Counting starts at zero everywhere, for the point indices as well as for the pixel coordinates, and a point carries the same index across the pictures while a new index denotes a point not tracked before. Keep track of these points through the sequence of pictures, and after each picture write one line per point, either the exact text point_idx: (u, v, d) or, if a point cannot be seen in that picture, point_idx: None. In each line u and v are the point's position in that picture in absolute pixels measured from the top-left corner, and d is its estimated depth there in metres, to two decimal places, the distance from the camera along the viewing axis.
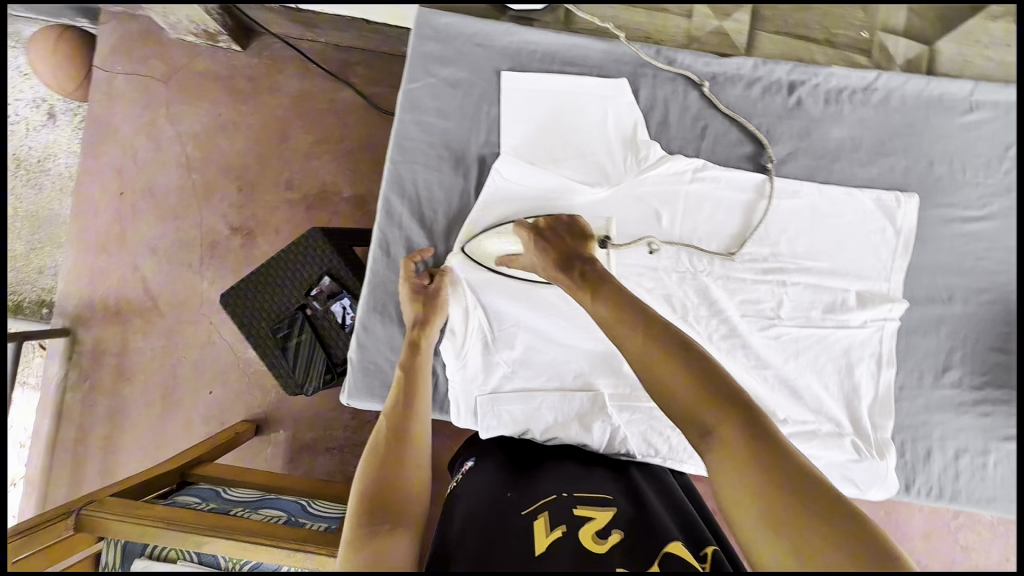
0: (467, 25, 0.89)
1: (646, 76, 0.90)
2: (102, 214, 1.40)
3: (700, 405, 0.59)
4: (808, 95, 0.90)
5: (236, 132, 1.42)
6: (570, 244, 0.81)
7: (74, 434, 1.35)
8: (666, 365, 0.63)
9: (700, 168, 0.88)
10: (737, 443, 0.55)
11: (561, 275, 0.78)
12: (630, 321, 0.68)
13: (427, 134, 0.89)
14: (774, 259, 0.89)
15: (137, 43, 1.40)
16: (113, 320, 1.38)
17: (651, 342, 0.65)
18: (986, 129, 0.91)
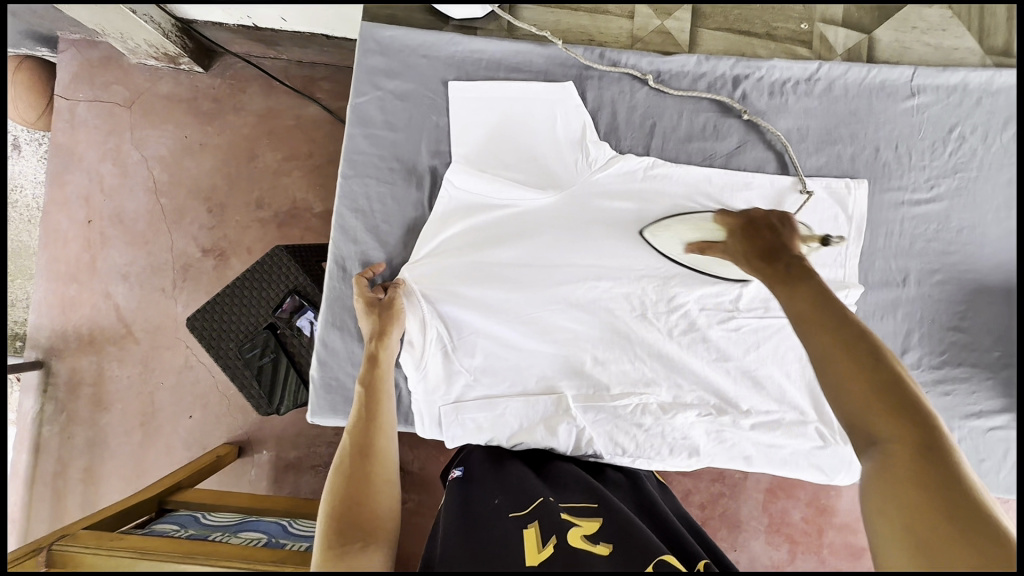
0: (412, 37, 0.90)
1: (591, 78, 0.90)
2: (71, 243, 1.38)
3: (879, 413, 0.50)
4: (753, 89, 0.91)
5: (202, 153, 1.42)
6: (770, 239, 0.73)
7: (53, 467, 1.33)
8: (847, 359, 0.53)
9: (651, 166, 0.89)
10: (907, 461, 0.48)
11: (762, 268, 0.68)
12: (821, 313, 0.57)
13: (378, 148, 0.89)
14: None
15: (97, 70, 1.40)
16: (89, 349, 1.36)
17: (832, 336, 0.55)
18: (927, 113, 0.93)
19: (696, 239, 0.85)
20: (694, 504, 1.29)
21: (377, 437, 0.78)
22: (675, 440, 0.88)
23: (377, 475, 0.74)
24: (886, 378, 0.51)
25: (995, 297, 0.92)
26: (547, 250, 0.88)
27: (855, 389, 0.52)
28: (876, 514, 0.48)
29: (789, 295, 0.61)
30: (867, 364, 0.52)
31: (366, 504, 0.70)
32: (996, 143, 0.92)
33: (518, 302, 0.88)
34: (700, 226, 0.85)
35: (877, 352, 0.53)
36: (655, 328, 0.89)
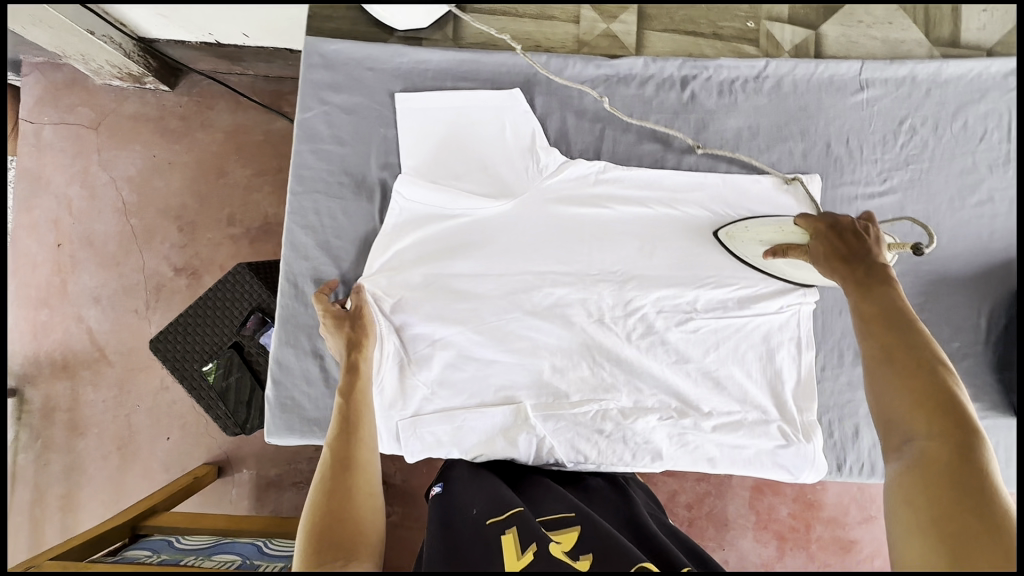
0: (357, 50, 0.89)
1: (539, 85, 0.90)
2: (40, 267, 1.37)
3: (914, 408, 0.58)
4: (701, 89, 0.91)
5: (171, 172, 1.41)
6: (854, 245, 0.71)
7: (30, 496, 1.31)
8: (900, 359, 0.62)
9: (602, 170, 0.89)
10: (940, 460, 0.54)
11: (838, 269, 0.70)
12: (885, 320, 0.64)
13: (326, 162, 0.88)
14: (687, 253, 0.89)
15: (62, 92, 1.38)
16: (62, 375, 1.34)
17: (891, 339, 0.63)
18: (877, 107, 0.93)
19: (778, 244, 0.81)
20: (680, 505, 1.27)
21: (358, 450, 0.76)
22: (636, 446, 0.87)
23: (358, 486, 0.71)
24: (933, 380, 0.59)
25: (952, 288, 0.92)
26: (501, 259, 0.87)
27: (905, 388, 0.60)
28: (897, 499, 0.54)
29: (858, 297, 0.68)
30: (910, 366, 0.61)
31: (349, 519, 0.67)
32: (945, 134, 0.93)
33: (474, 312, 0.87)
34: (784, 231, 0.81)
35: (925, 360, 0.61)
36: (613, 333, 0.88)
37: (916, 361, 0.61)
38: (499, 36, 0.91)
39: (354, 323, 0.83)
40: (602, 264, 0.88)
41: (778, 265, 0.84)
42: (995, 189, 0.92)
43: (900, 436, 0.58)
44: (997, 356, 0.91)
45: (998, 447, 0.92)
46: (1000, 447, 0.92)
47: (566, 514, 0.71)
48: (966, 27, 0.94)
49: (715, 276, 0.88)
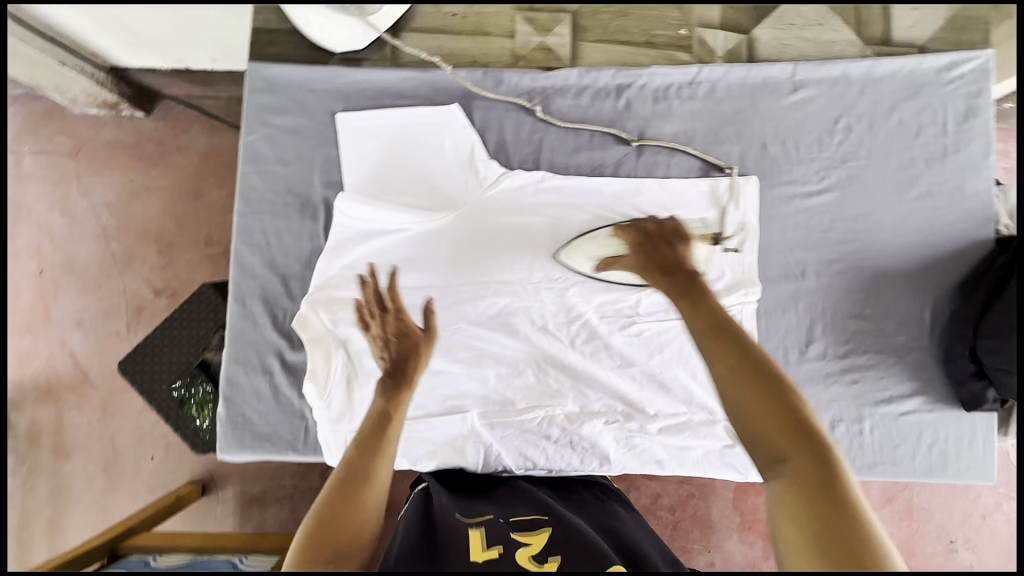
0: (298, 73, 0.92)
1: (477, 99, 0.92)
2: (24, 294, 1.39)
3: (768, 429, 0.55)
4: (636, 97, 0.93)
5: (149, 196, 1.43)
6: (667, 252, 0.76)
7: (18, 520, 1.32)
8: (744, 378, 0.57)
9: (541, 180, 0.90)
10: (803, 476, 0.52)
11: (661, 282, 0.72)
12: (720, 335, 0.61)
13: (271, 183, 0.91)
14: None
15: (41, 122, 1.42)
16: (46, 399, 1.36)
17: (731, 356, 0.59)
18: (811, 107, 0.94)
19: (605, 255, 0.85)
20: (664, 508, 1.25)
21: (378, 462, 0.67)
22: (584, 450, 0.89)
23: (366, 490, 0.64)
24: (775, 393, 0.56)
25: (894, 282, 0.93)
26: (445, 270, 0.89)
27: (757, 410, 0.56)
28: (779, 521, 0.52)
29: (689, 313, 0.65)
30: (753, 384, 0.57)
31: (347, 521, 0.61)
32: (881, 131, 0.94)
33: (419, 324, 0.88)
34: (604, 243, 0.85)
35: (764, 373, 0.57)
36: (557, 340, 0.89)
37: (759, 375, 0.57)
38: (435, 54, 0.93)
39: (417, 340, 0.83)
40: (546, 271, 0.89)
41: (612, 277, 0.88)
42: (934, 183, 0.93)
43: (769, 460, 0.54)
44: (943, 348, 0.91)
45: (949, 439, 0.91)
46: (951, 440, 0.91)
47: (539, 517, 0.74)
48: (897, 25, 0.96)
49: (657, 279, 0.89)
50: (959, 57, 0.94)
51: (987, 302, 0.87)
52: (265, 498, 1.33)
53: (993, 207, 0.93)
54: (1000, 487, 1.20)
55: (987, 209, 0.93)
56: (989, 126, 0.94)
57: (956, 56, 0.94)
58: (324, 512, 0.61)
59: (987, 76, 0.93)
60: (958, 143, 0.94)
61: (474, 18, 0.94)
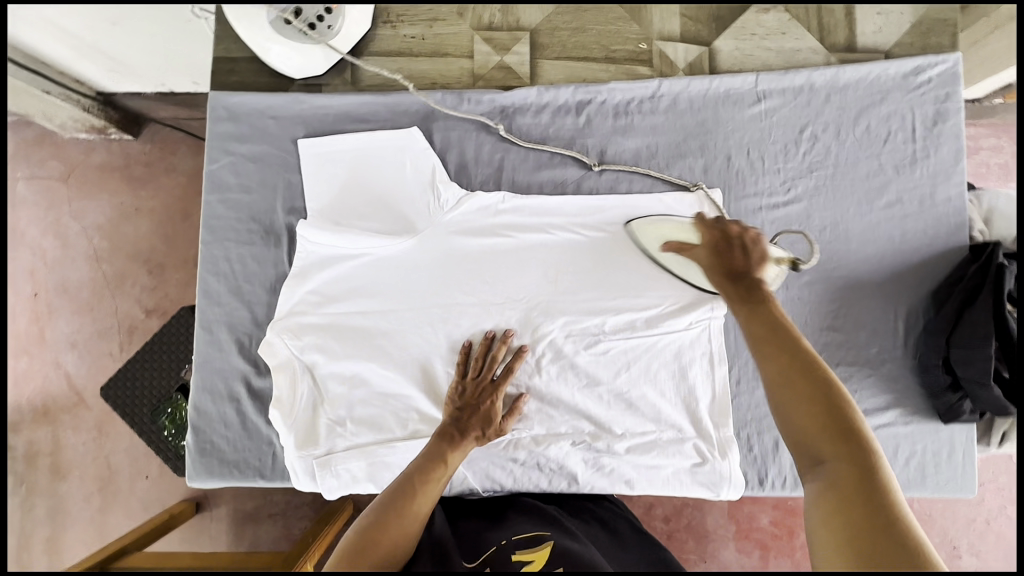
0: (259, 101, 0.92)
1: (437, 121, 0.92)
2: (19, 316, 1.37)
3: (816, 431, 0.58)
4: (596, 113, 0.92)
5: (138, 218, 1.40)
6: (741, 259, 0.74)
7: (18, 542, 1.30)
8: (801, 382, 0.60)
9: (502, 201, 0.90)
10: (848, 479, 0.55)
11: (721, 282, 0.73)
12: (778, 341, 0.63)
13: (235, 211, 0.91)
14: (587, 275, 0.89)
15: (33, 147, 1.40)
16: (42, 420, 1.34)
17: (786, 360, 0.61)
18: (776, 117, 0.93)
19: (675, 239, 0.84)
20: (658, 518, 1.21)
21: (423, 498, 0.72)
22: (553, 471, 0.90)
23: (406, 514, 0.69)
24: (823, 397, 0.59)
25: (866, 293, 0.91)
26: (409, 294, 0.89)
27: (806, 412, 0.59)
28: (817, 517, 0.55)
29: (746, 316, 0.67)
30: (805, 389, 0.59)
31: (381, 539, 0.66)
32: (848, 139, 0.92)
33: (384, 348, 0.89)
34: (682, 228, 0.83)
35: (817, 379, 0.60)
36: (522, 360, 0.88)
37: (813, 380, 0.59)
38: (394, 78, 0.94)
39: (488, 424, 0.83)
40: (508, 292, 0.89)
41: (670, 262, 0.86)
42: (903, 191, 0.92)
43: (812, 461, 0.58)
44: (918, 359, 0.89)
45: (927, 452, 0.89)
46: (929, 452, 0.89)
47: (542, 534, 0.75)
48: (861, 32, 0.95)
49: (621, 298, 0.89)
50: (926, 61, 0.92)
51: (959, 312, 0.84)
52: (258, 515, 1.31)
53: (965, 212, 0.91)
54: (1003, 491, 1.17)
55: (959, 215, 0.91)
56: (959, 130, 0.92)
57: (923, 61, 0.92)
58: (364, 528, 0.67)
59: (956, 80, 0.92)
60: (927, 149, 0.92)
61: (432, 39, 0.94)
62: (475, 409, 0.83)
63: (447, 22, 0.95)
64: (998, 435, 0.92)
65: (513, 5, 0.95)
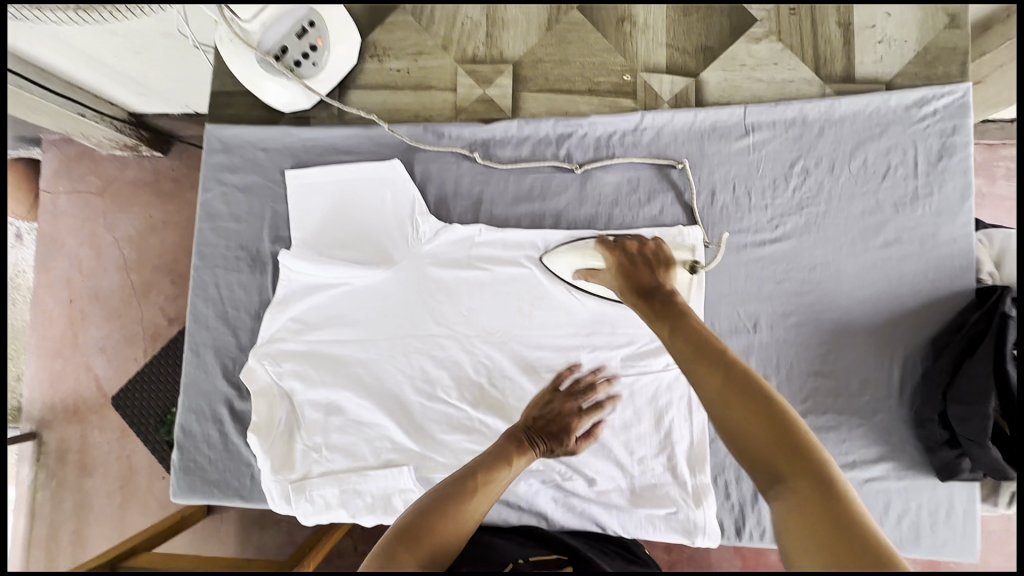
0: (251, 133, 0.96)
1: (418, 153, 0.93)
2: (55, 320, 1.36)
3: (762, 444, 0.55)
4: (576, 146, 0.91)
5: (164, 231, 1.37)
6: (647, 274, 0.79)
7: (47, 532, 1.29)
8: (734, 395, 0.58)
9: (479, 233, 0.89)
10: (806, 485, 0.52)
11: (640, 303, 0.75)
12: (705, 358, 0.62)
13: (225, 238, 0.95)
14: (563, 311, 0.88)
15: (74, 163, 1.38)
16: (72, 418, 1.33)
17: (720, 376, 0.60)
18: (766, 150, 0.89)
19: (585, 266, 0.84)
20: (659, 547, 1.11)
21: (476, 500, 0.70)
22: (522, 508, 0.87)
23: (453, 516, 0.67)
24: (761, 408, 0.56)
25: (858, 338, 0.86)
26: (385, 325, 0.90)
27: (750, 428, 0.56)
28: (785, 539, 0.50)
29: (670, 335, 0.68)
30: (746, 402, 0.57)
31: (432, 533, 0.64)
32: (842, 173, 0.88)
33: (358, 376, 0.90)
34: (587, 253, 0.84)
35: (753, 389, 0.58)
36: (495, 395, 0.88)
37: (747, 393, 0.57)
38: (377, 112, 0.96)
39: (560, 444, 0.84)
40: (482, 325, 0.89)
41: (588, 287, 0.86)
42: (902, 229, 0.86)
43: (770, 478, 0.54)
44: (913, 412, 0.84)
45: (922, 510, 0.83)
46: (926, 510, 0.83)
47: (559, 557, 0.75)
48: (861, 61, 0.90)
49: (596, 333, 0.87)
50: (932, 92, 0.87)
51: (957, 365, 0.79)
52: (263, 519, 1.28)
53: (973, 253, 0.85)
54: None
55: (965, 256, 0.85)
56: (966, 165, 0.86)
57: (927, 92, 0.87)
58: (415, 520, 0.65)
59: (964, 112, 0.86)
60: (930, 185, 0.86)
61: (417, 73, 0.96)
62: (557, 420, 0.84)
63: (431, 55, 0.96)
64: (1006, 496, 0.85)
65: (497, 39, 0.96)
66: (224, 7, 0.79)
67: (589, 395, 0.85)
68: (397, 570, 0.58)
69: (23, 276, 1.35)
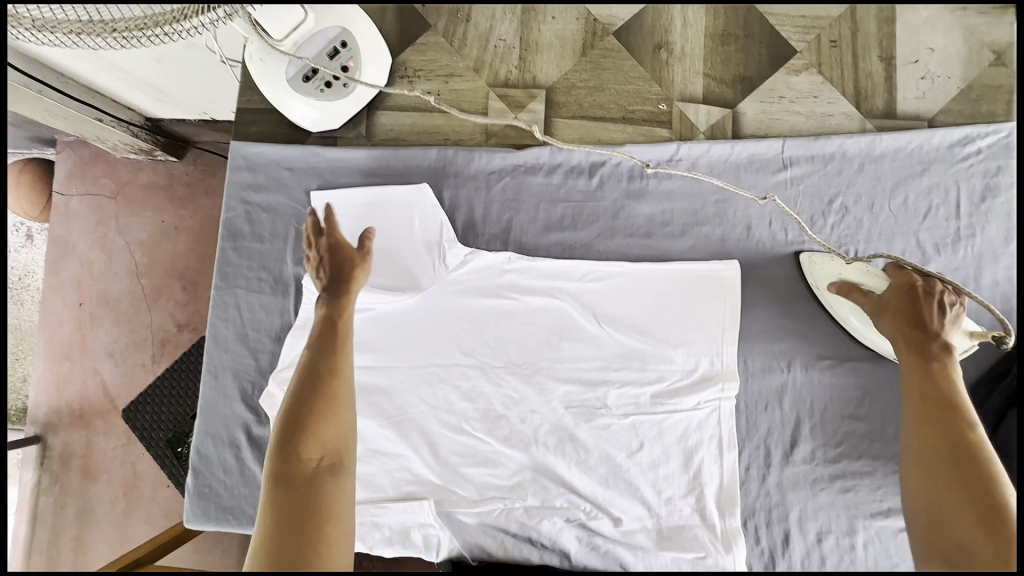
0: (276, 152, 0.94)
1: (448, 178, 0.91)
2: (64, 322, 1.33)
3: (954, 505, 0.65)
4: (610, 175, 0.89)
5: (177, 237, 1.34)
6: (930, 309, 0.76)
7: (49, 537, 1.26)
8: (942, 434, 0.70)
9: (508, 261, 0.87)
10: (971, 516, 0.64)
11: (902, 329, 0.77)
12: (935, 401, 0.72)
13: (247, 258, 0.93)
14: (591, 344, 0.86)
15: (89, 165, 1.35)
16: (78, 423, 1.30)
17: (934, 420, 0.71)
18: (805, 185, 0.87)
19: (854, 281, 0.81)
20: None
21: (339, 362, 0.78)
22: (544, 545, 0.86)
23: (326, 408, 0.74)
24: (965, 476, 0.67)
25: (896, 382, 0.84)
26: (406, 351, 0.88)
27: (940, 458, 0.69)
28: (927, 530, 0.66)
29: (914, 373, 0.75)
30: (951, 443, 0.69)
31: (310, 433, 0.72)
32: (883, 212, 0.86)
33: (378, 405, 0.87)
34: (867, 273, 0.81)
35: (972, 461, 0.68)
36: (520, 429, 0.86)
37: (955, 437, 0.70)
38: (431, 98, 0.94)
39: (348, 261, 0.85)
40: (509, 356, 0.87)
41: (834, 304, 0.84)
42: (945, 271, 0.84)
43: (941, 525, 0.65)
44: None
45: None
46: None
47: None
48: (902, 97, 0.88)
49: (626, 369, 0.85)
50: (977, 130, 0.85)
51: (1004, 412, 0.80)
52: None
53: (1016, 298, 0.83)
54: None
55: (1008, 301, 0.82)
56: (1011, 208, 0.84)
57: (971, 130, 0.85)
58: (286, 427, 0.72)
59: (1009, 152, 0.84)
60: (972, 226, 0.84)
61: (448, 95, 0.95)
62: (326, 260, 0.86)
63: (463, 78, 0.95)
64: None
65: (531, 63, 0.94)
66: (255, 27, 0.75)
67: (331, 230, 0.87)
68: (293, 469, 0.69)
69: (33, 277, 1.34)
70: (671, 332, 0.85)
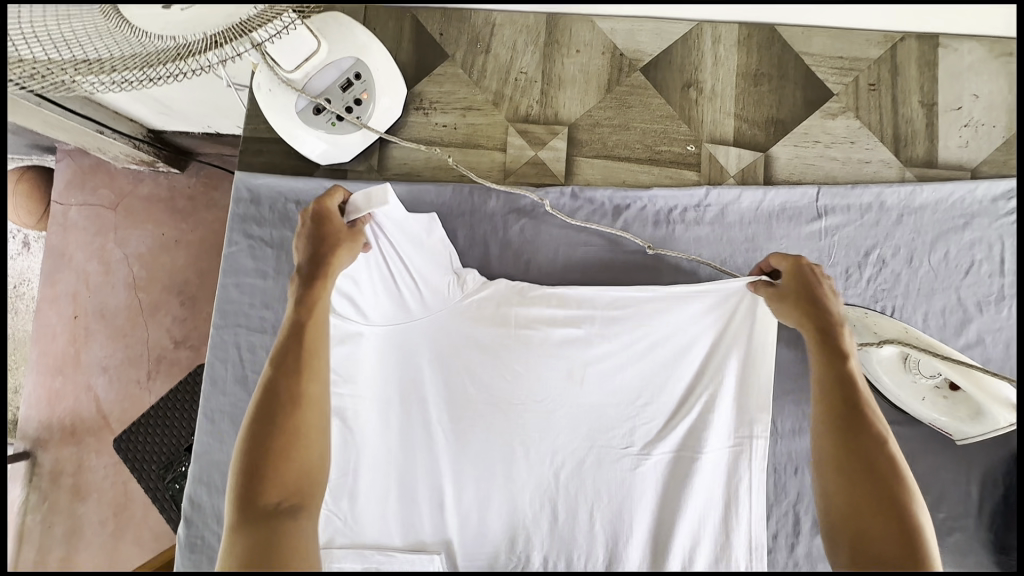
0: (283, 185, 0.90)
1: (462, 217, 0.86)
2: (57, 337, 1.20)
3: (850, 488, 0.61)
4: (635, 219, 0.84)
5: (178, 250, 1.23)
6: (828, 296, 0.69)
7: (34, 558, 1.12)
8: (843, 415, 0.64)
9: (526, 290, 0.73)
10: (870, 501, 0.60)
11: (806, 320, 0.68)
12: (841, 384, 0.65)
13: (248, 295, 0.88)
14: (621, 387, 0.72)
15: (88, 174, 1.23)
16: (69, 439, 1.18)
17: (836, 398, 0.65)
18: (842, 235, 0.82)
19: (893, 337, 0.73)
20: None
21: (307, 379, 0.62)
22: None
23: (293, 432, 0.59)
24: (872, 476, 0.61)
25: (935, 446, 0.79)
26: (412, 385, 0.73)
27: (839, 430, 0.64)
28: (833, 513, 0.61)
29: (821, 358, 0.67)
30: (852, 420, 0.63)
31: (274, 457, 0.58)
32: (923, 266, 0.81)
33: (368, 447, 0.71)
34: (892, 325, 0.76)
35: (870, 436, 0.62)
36: (539, 470, 0.73)
37: (856, 413, 0.64)
38: (437, 145, 0.90)
39: (332, 245, 0.67)
40: (523, 394, 0.72)
41: (868, 361, 0.77)
42: (986, 331, 0.79)
43: (870, 559, 0.57)
44: (994, 537, 0.76)
45: None
46: None
47: None
48: (943, 146, 0.85)
49: (657, 404, 0.72)
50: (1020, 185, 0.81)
51: None
52: None
53: None
54: None
55: None
56: None
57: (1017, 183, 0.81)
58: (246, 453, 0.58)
59: None
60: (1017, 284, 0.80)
61: (465, 129, 0.91)
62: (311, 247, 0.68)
63: (481, 111, 0.91)
64: None
65: (554, 98, 0.90)
66: (267, 57, 0.71)
67: (322, 213, 0.69)
68: (259, 501, 0.56)
69: (27, 285, 1.27)
70: (720, 375, 0.70)
